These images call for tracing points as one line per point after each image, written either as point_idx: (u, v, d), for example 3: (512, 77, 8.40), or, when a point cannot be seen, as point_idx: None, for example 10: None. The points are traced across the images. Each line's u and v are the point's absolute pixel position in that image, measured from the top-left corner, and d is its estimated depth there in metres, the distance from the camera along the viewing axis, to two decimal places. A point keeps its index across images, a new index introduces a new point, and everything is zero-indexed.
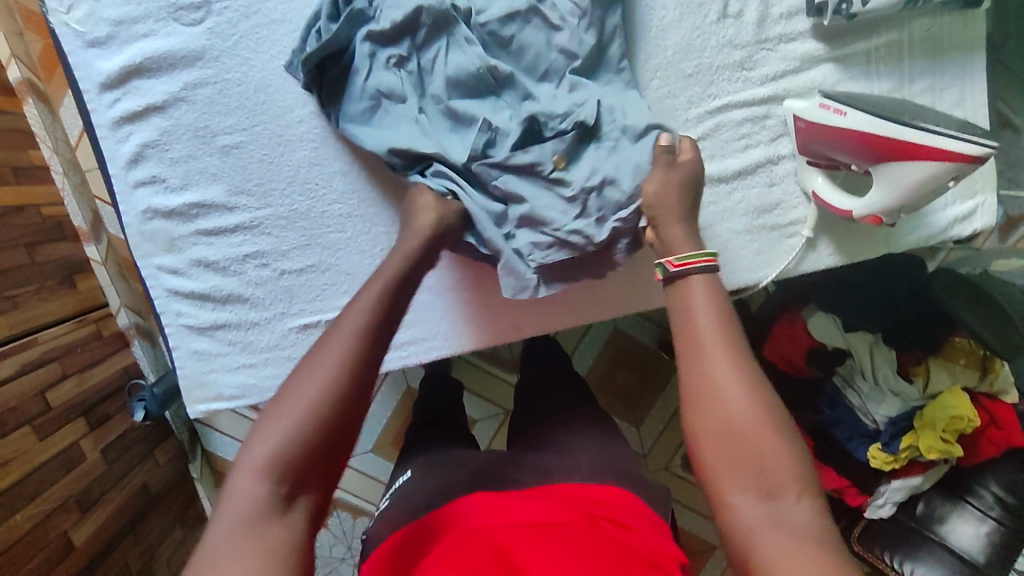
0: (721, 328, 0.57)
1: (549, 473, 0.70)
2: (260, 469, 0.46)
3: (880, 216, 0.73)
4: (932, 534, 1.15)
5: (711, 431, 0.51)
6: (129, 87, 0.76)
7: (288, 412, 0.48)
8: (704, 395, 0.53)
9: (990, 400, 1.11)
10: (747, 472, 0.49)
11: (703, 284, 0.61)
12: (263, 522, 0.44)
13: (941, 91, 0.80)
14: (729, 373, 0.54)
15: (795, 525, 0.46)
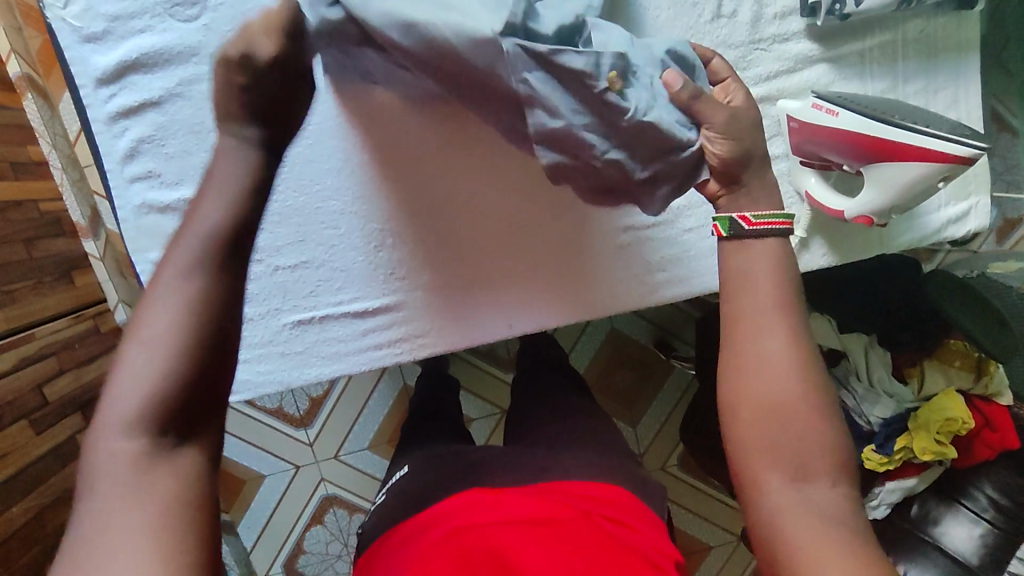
0: (780, 293, 0.53)
1: (544, 469, 0.70)
2: (126, 420, 0.41)
3: (871, 217, 0.73)
4: (925, 535, 1.15)
5: (758, 409, 0.49)
6: (125, 82, 0.76)
7: (137, 359, 0.42)
8: (755, 365, 0.51)
9: (984, 403, 1.10)
10: (783, 449, 0.48)
11: (776, 250, 0.55)
12: (144, 472, 0.40)
13: (934, 93, 0.80)
14: (780, 344, 0.51)
15: (826, 511, 0.46)
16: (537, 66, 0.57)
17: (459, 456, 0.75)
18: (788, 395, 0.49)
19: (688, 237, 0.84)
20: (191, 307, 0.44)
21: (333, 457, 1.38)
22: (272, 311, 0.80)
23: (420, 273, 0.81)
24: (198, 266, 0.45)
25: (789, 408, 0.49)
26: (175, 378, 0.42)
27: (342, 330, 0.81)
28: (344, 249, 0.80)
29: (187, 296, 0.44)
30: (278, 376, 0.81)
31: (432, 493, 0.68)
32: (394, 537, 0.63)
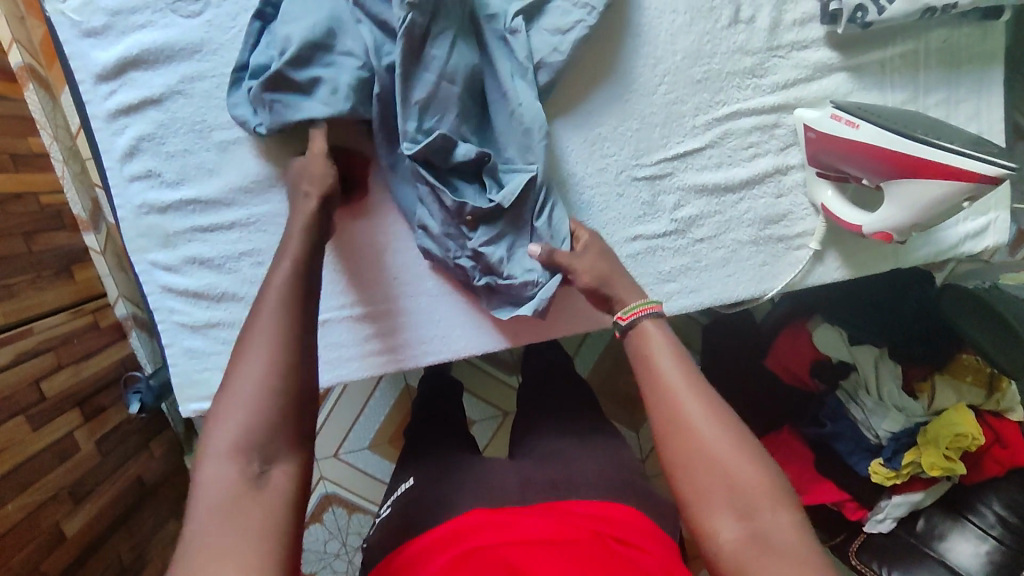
0: (682, 363, 0.57)
1: (555, 486, 0.68)
2: (227, 455, 0.46)
3: (890, 233, 0.71)
4: (930, 550, 1.12)
5: (684, 466, 0.52)
6: (125, 78, 0.75)
7: (234, 395, 0.48)
8: (674, 430, 0.53)
9: (995, 418, 1.09)
10: (721, 493, 0.50)
11: (655, 330, 0.60)
12: (241, 507, 0.44)
13: (956, 105, 0.78)
14: (693, 407, 0.54)
15: (787, 546, 0.47)
16: (419, 181, 0.72)
17: (461, 470, 0.74)
18: (713, 447, 0.51)
19: (699, 247, 0.80)
20: (280, 350, 0.50)
21: (333, 456, 1.37)
22: None
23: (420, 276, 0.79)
24: (283, 314, 0.52)
25: (720, 460, 0.51)
26: (268, 411, 0.47)
27: (345, 334, 0.80)
28: (344, 254, 0.78)
29: (275, 346, 0.50)
30: None
31: (433, 508, 0.67)
32: (392, 562, 0.61)
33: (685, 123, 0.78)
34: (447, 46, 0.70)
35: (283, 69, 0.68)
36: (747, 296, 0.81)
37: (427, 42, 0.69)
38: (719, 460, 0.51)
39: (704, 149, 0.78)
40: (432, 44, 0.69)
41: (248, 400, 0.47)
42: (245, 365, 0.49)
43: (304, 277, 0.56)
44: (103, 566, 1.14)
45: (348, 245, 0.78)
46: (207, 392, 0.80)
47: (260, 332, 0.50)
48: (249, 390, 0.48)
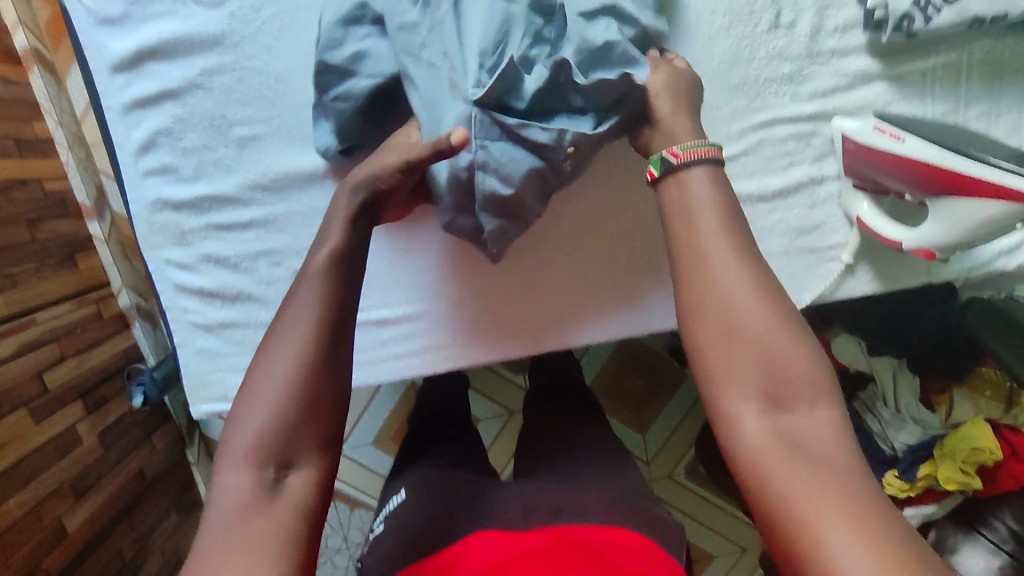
0: (725, 235, 0.55)
1: (557, 511, 0.66)
2: (248, 452, 0.47)
3: (932, 250, 0.69)
4: (942, 563, 1.11)
5: (714, 337, 0.51)
6: (143, 70, 0.72)
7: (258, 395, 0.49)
8: (715, 304, 0.52)
9: (1013, 433, 1.03)
10: (754, 371, 0.49)
11: (705, 178, 0.58)
12: (255, 504, 0.45)
13: (997, 118, 0.75)
14: (740, 285, 0.52)
15: (812, 438, 0.45)
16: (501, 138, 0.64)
17: (467, 492, 0.72)
18: (755, 330, 0.50)
19: None
20: (308, 350, 0.51)
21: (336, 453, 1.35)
22: None
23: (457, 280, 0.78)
24: (320, 320, 0.52)
25: (758, 342, 0.49)
26: (287, 415, 0.48)
27: (362, 338, 0.78)
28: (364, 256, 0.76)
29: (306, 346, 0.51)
30: None
31: (441, 526, 0.66)
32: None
33: (720, 130, 0.75)
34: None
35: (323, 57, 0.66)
36: None
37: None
38: (757, 347, 0.49)
39: (738, 156, 0.76)
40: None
41: (273, 402, 0.48)
42: (274, 364, 0.50)
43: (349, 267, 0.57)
44: (104, 562, 1.12)
45: (397, 250, 0.77)
46: (218, 394, 0.78)
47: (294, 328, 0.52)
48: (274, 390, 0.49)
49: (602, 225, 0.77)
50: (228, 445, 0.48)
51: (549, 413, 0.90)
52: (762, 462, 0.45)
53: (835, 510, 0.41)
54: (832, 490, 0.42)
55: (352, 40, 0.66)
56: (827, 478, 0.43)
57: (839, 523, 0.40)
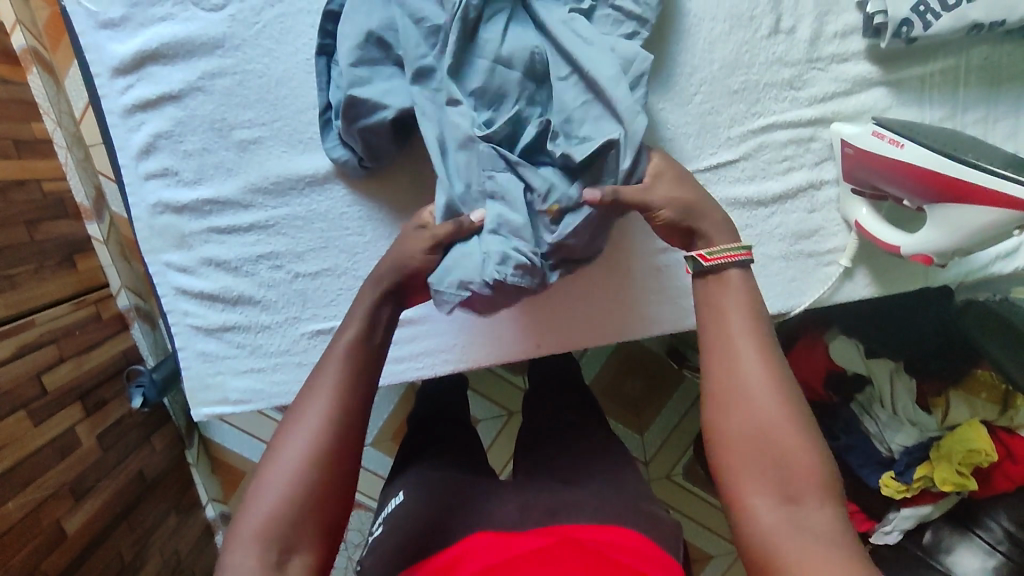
0: (751, 328, 0.56)
1: (556, 511, 0.66)
2: (253, 540, 0.48)
3: (931, 255, 0.69)
4: (936, 563, 1.09)
5: (736, 429, 0.52)
6: (144, 73, 0.72)
7: (272, 477, 0.51)
8: (737, 396, 0.53)
9: (1007, 434, 1.04)
10: (769, 469, 0.50)
11: (736, 279, 0.59)
12: None
13: (994, 124, 0.76)
14: (764, 380, 0.53)
15: (821, 531, 0.47)
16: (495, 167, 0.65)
17: (462, 493, 0.72)
18: (772, 424, 0.51)
19: None
20: (314, 440, 0.52)
21: None
22: (288, 321, 0.76)
23: (487, 323, 0.79)
24: (331, 410, 0.54)
25: (774, 437, 0.51)
26: (290, 504, 0.50)
27: None
28: (368, 257, 0.76)
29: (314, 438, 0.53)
30: (291, 389, 0.77)
31: (441, 530, 0.66)
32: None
33: (719, 134, 0.76)
34: (501, 30, 0.66)
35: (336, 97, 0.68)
36: (775, 311, 0.79)
37: (480, 24, 0.66)
38: (771, 440, 0.51)
39: (738, 161, 0.76)
40: (485, 27, 0.66)
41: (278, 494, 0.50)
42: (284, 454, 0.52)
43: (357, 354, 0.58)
44: (103, 564, 1.12)
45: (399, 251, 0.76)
46: (219, 397, 0.78)
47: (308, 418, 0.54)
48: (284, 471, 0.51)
49: (615, 258, 0.78)
50: (235, 531, 0.50)
51: (548, 415, 0.90)
52: (778, 557, 0.47)
53: None
54: None
55: (377, 79, 0.68)
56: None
57: None
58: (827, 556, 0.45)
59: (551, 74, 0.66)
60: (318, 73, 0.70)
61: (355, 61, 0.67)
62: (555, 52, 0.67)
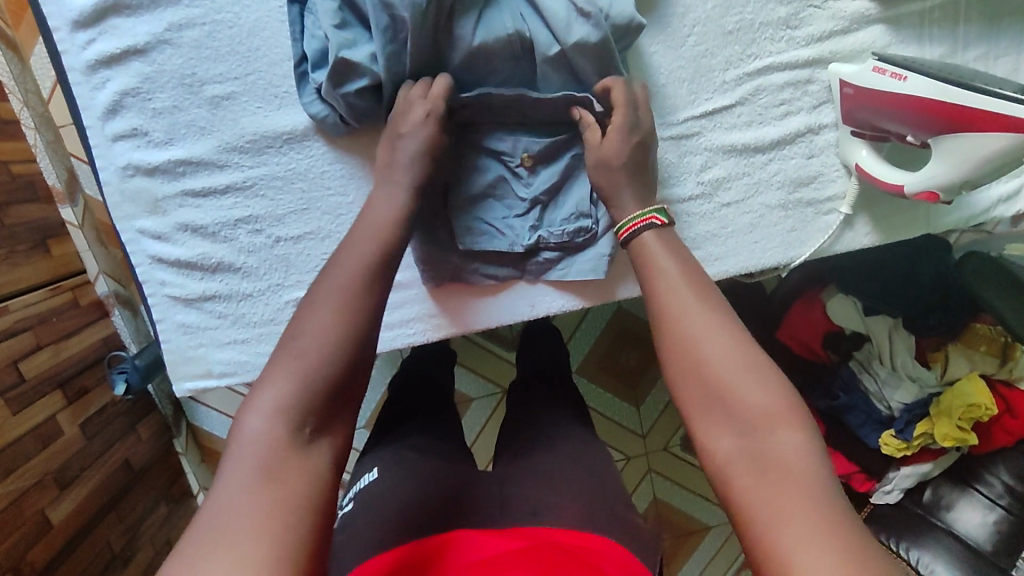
0: (693, 281, 0.55)
1: (536, 512, 0.62)
2: (271, 412, 0.45)
3: (936, 193, 0.67)
4: (938, 521, 1.06)
5: (687, 372, 0.50)
6: (106, 26, 0.68)
7: (294, 350, 0.48)
8: (686, 343, 0.51)
9: (1007, 388, 1.03)
10: (726, 404, 0.48)
11: (656, 238, 0.59)
12: (280, 462, 0.43)
13: (994, 61, 0.73)
14: (706, 322, 0.52)
15: (786, 460, 0.44)
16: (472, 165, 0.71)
17: (450, 478, 0.69)
18: (720, 364, 0.49)
19: (725, 212, 0.75)
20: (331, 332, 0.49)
21: None
22: (273, 287, 0.73)
23: (476, 289, 0.75)
24: (346, 303, 0.51)
25: (724, 374, 0.48)
26: (302, 391, 0.46)
27: None
28: (352, 217, 0.72)
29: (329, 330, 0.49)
30: None
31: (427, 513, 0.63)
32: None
33: (714, 78, 0.73)
34: (474, 22, 0.65)
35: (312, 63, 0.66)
36: (775, 264, 0.76)
37: (456, 14, 0.64)
38: (720, 378, 0.49)
39: (732, 107, 0.74)
40: (461, 19, 0.64)
41: (285, 378, 0.46)
42: (298, 340, 0.48)
43: (380, 259, 0.55)
44: (91, 555, 1.09)
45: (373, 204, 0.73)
46: (201, 370, 0.75)
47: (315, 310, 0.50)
48: (285, 358, 0.47)
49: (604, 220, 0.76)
50: (248, 407, 0.46)
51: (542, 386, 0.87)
52: (741, 489, 0.44)
53: (813, 540, 0.39)
54: (820, 523, 0.40)
55: (361, 41, 0.65)
56: (812, 506, 0.41)
57: (813, 549, 0.39)
58: (790, 484, 0.42)
59: (538, 52, 0.65)
60: (290, 22, 0.67)
61: (338, 23, 0.64)
62: (539, 27, 0.65)
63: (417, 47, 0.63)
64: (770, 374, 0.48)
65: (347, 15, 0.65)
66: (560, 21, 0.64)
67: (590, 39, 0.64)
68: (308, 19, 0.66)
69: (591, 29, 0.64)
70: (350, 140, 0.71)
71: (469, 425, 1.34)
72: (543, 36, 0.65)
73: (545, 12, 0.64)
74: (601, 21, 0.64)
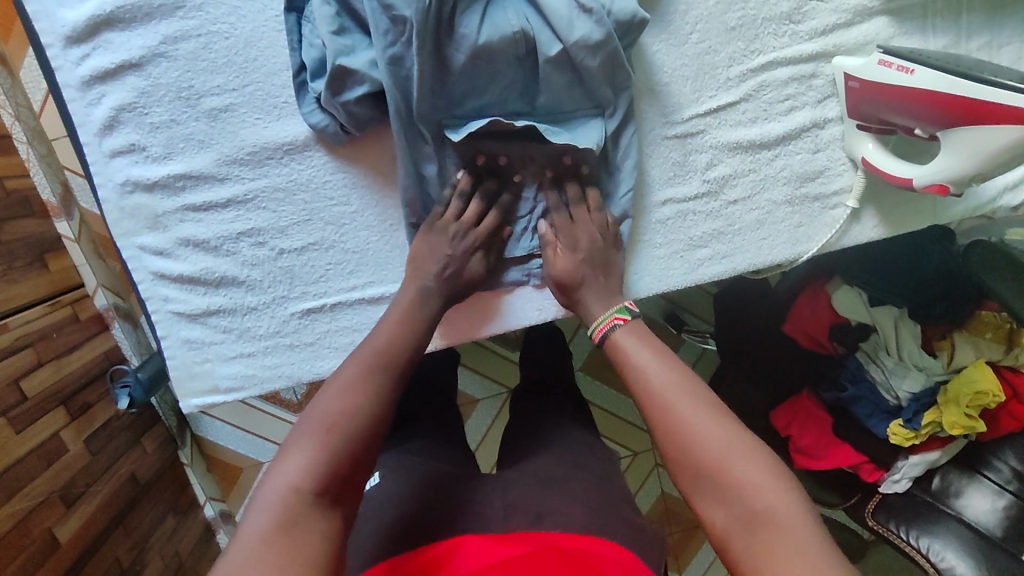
0: (672, 363, 0.59)
1: (540, 516, 0.61)
2: (297, 485, 0.46)
3: (946, 185, 0.66)
4: (947, 508, 1.01)
5: (681, 449, 0.52)
6: (100, 41, 0.67)
7: (304, 424, 0.50)
8: (673, 421, 0.54)
9: (1012, 373, 0.99)
10: (720, 475, 0.50)
11: (631, 330, 0.63)
12: (295, 529, 0.44)
13: (998, 49, 0.73)
14: (688, 402, 0.54)
15: (791, 524, 0.46)
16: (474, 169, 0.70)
17: (458, 484, 0.68)
18: (709, 438, 0.52)
19: (732, 209, 0.75)
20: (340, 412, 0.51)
21: None
22: (278, 299, 0.72)
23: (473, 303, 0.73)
24: (357, 386, 0.54)
25: (716, 447, 0.51)
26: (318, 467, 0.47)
27: (357, 318, 0.73)
28: (357, 228, 0.72)
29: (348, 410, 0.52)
30: (287, 370, 0.73)
31: (426, 519, 0.61)
32: None
33: (717, 75, 0.73)
34: (479, 18, 0.63)
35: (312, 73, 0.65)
36: (783, 259, 0.76)
37: (457, 14, 0.63)
38: (710, 451, 0.51)
39: (737, 103, 0.73)
40: (462, 19, 0.63)
41: (309, 450, 0.48)
42: (313, 414, 0.51)
43: (388, 344, 0.59)
44: (100, 571, 1.08)
45: (388, 223, 0.72)
46: (208, 386, 0.74)
47: (327, 390, 0.53)
48: (309, 445, 0.48)
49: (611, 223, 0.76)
50: (269, 485, 0.47)
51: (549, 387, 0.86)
52: (756, 556, 0.46)
53: None
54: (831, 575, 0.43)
55: (360, 48, 0.64)
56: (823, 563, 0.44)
57: None
58: (799, 545, 0.45)
59: (541, 53, 0.64)
60: (287, 31, 0.66)
61: (337, 29, 0.63)
62: (540, 27, 0.64)
63: (416, 53, 0.62)
64: (756, 443, 0.52)
65: (345, 23, 0.64)
66: (562, 21, 0.63)
67: (593, 37, 0.63)
68: (307, 28, 0.65)
69: (594, 27, 0.63)
70: (352, 149, 0.70)
71: (473, 426, 1.33)
72: (545, 36, 0.64)
73: (546, 12, 0.64)
74: (603, 21, 0.63)
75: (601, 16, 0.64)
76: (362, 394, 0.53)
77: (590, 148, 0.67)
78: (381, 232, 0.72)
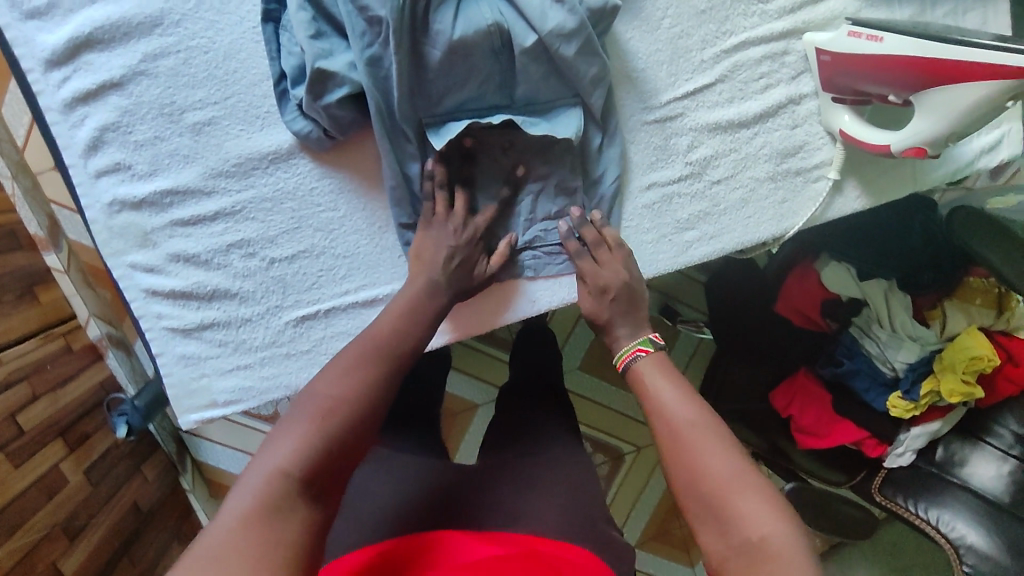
0: (688, 398, 0.57)
1: (517, 516, 0.62)
2: (282, 469, 0.46)
3: (923, 148, 0.67)
4: (952, 477, 1.02)
5: (685, 483, 0.51)
6: (79, 62, 0.68)
7: (305, 402, 0.51)
8: (681, 449, 0.53)
9: (1004, 337, 1.00)
10: (719, 514, 0.49)
11: (651, 363, 0.61)
12: (274, 514, 0.44)
13: (963, 15, 0.75)
14: (701, 436, 0.53)
15: (784, 561, 0.45)
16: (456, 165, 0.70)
17: (461, 482, 0.68)
18: (715, 476, 0.50)
19: (716, 189, 0.76)
20: (340, 398, 0.51)
21: None
22: (271, 307, 0.72)
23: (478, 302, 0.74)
24: (358, 374, 0.53)
25: (720, 485, 0.50)
26: (310, 446, 0.48)
27: (350, 322, 0.73)
28: (346, 232, 0.72)
29: (351, 395, 0.52)
30: (284, 380, 0.73)
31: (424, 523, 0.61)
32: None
33: (691, 58, 0.74)
34: (452, 13, 0.64)
35: (292, 79, 0.65)
36: (769, 236, 0.76)
37: (431, 11, 0.64)
38: (718, 491, 0.50)
39: (713, 84, 0.74)
40: (437, 15, 0.64)
41: (299, 435, 0.48)
42: (313, 395, 0.51)
43: (388, 338, 0.58)
44: None
45: (377, 225, 0.72)
46: (206, 401, 0.74)
47: (328, 373, 0.53)
48: (300, 430, 0.49)
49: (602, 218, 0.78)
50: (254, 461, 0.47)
51: None
52: None
53: None
54: None
55: (338, 51, 0.65)
56: None
57: None
58: None
59: (516, 44, 0.65)
60: (266, 41, 0.67)
61: (314, 34, 0.64)
62: (514, 19, 0.65)
63: (393, 52, 0.63)
64: (764, 486, 0.49)
65: (321, 29, 0.65)
66: (534, 12, 0.64)
67: (567, 26, 0.65)
68: (284, 36, 0.66)
69: (567, 15, 0.65)
70: (339, 154, 0.71)
71: (473, 433, 1.33)
72: (518, 27, 0.65)
73: (519, 4, 0.65)
74: (575, 9, 0.64)
75: (572, 5, 0.65)
76: (358, 381, 0.53)
77: (569, 136, 0.68)
78: (370, 234, 0.72)
